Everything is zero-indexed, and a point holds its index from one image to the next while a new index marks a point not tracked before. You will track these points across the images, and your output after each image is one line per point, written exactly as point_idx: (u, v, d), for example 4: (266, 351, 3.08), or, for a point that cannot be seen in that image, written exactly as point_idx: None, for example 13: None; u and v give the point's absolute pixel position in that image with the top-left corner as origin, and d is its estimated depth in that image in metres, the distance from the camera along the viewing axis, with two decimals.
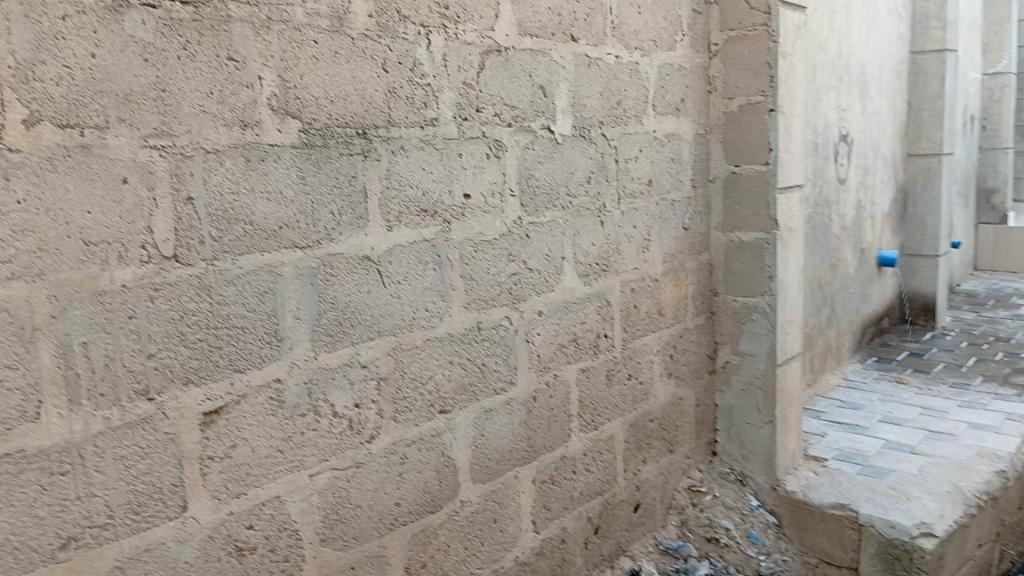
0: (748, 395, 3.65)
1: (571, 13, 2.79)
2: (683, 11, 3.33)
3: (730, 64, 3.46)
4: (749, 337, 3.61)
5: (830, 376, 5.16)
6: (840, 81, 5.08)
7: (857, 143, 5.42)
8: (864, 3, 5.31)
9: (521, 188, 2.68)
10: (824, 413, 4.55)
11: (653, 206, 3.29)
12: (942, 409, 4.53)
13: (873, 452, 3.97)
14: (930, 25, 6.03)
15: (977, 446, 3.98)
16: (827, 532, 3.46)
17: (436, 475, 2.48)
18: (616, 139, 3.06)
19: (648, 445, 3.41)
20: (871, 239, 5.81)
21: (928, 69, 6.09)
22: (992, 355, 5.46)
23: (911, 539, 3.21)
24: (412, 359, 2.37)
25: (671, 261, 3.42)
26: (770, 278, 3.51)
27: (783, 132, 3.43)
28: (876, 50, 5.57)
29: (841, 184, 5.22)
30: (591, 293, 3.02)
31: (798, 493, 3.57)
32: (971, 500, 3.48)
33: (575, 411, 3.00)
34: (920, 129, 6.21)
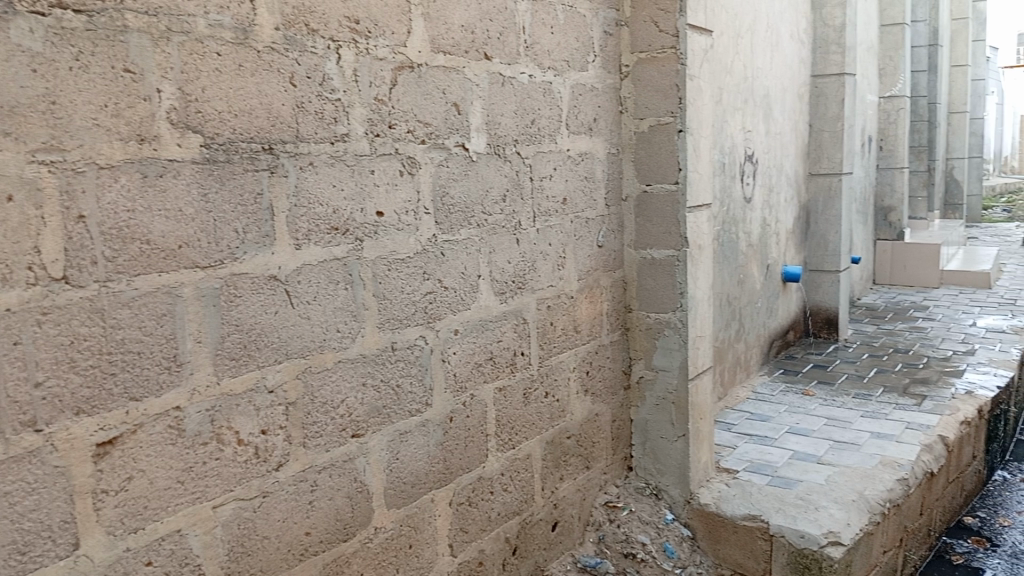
0: (661, 409, 3.70)
1: (484, 32, 2.79)
2: (595, 32, 3.38)
3: (641, 86, 3.52)
4: (662, 353, 3.66)
5: (740, 390, 5.30)
6: (745, 103, 5.26)
7: (762, 163, 5.62)
8: (767, 27, 5.52)
9: (435, 205, 2.65)
10: (734, 425, 4.66)
11: (567, 223, 3.31)
12: (846, 419, 4.71)
13: (782, 462, 4.08)
14: (828, 51, 6.33)
15: (879, 454, 4.16)
16: (740, 543, 3.53)
17: (349, 501, 2.41)
18: (531, 156, 3.06)
19: (565, 462, 3.41)
20: (776, 255, 6.02)
21: (827, 93, 6.38)
22: (892, 366, 5.73)
23: (820, 548, 3.32)
24: (323, 382, 2.30)
25: (585, 279, 3.45)
26: (682, 294, 3.58)
27: (692, 153, 3.52)
28: (778, 74, 5.80)
29: (747, 202, 5.40)
30: (508, 311, 3.01)
31: (711, 505, 3.63)
32: (875, 508, 3.61)
33: (492, 431, 2.98)
34: (820, 150, 6.49)
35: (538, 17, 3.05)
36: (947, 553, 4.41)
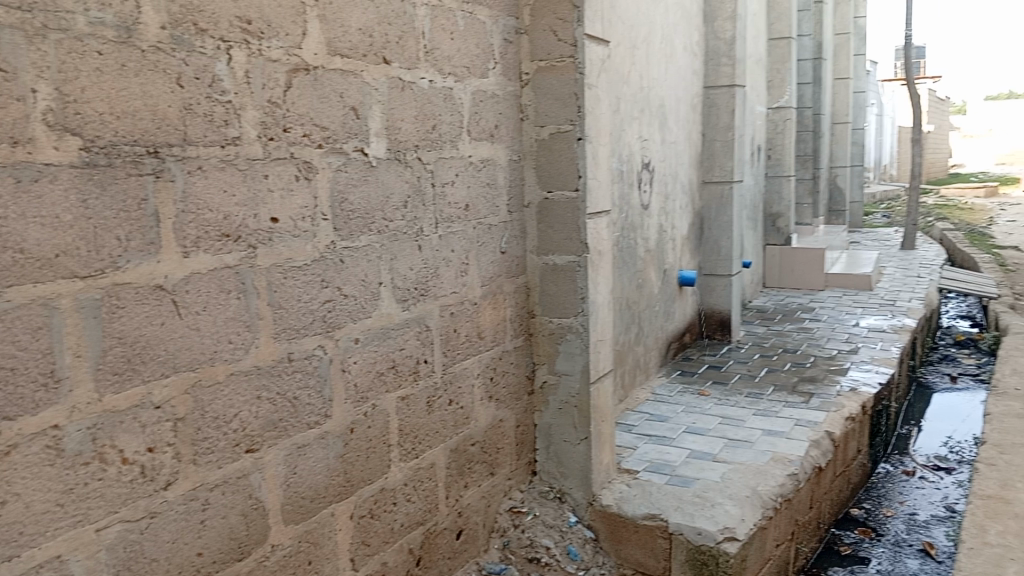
0: (564, 413, 3.74)
1: (382, 35, 2.76)
2: (494, 39, 3.39)
3: (541, 93, 3.56)
4: (565, 357, 3.70)
5: (640, 391, 5.42)
6: (641, 112, 5.39)
7: (658, 171, 5.77)
8: (661, 39, 5.69)
9: (333, 211, 2.59)
10: (635, 427, 4.76)
11: (470, 229, 3.30)
12: (739, 418, 4.89)
13: (680, 461, 4.20)
14: (720, 63, 6.57)
15: (770, 451, 4.33)
16: (640, 543, 3.60)
17: (243, 519, 2.33)
18: (432, 162, 3.04)
19: (469, 469, 3.39)
20: (673, 260, 6.20)
21: (719, 103, 6.61)
22: (782, 366, 5.98)
23: (716, 544, 3.43)
24: (214, 396, 2.21)
25: (488, 285, 3.45)
26: (583, 300, 3.63)
27: (591, 160, 3.58)
28: (673, 84, 5.97)
29: (644, 209, 5.54)
30: (409, 318, 2.98)
31: (613, 507, 3.70)
32: (768, 503, 3.76)
33: (395, 441, 2.94)
34: (713, 158, 6.72)
35: (438, 23, 3.04)
36: (835, 544, 4.63)
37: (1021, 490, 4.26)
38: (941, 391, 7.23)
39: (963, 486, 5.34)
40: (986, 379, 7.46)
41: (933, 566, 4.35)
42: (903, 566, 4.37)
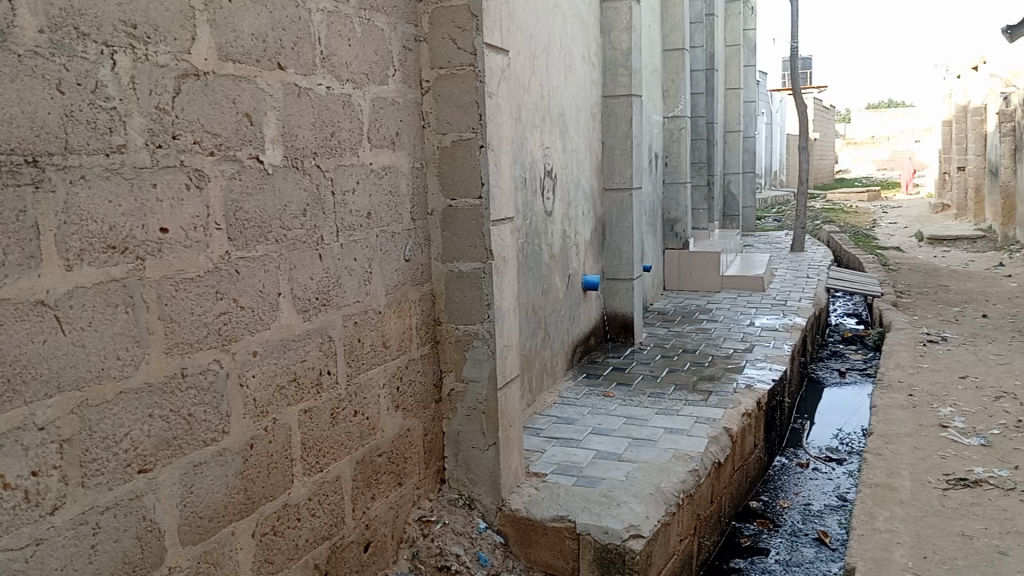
0: (472, 420, 3.74)
1: (276, 41, 2.71)
2: (393, 47, 3.38)
3: (442, 101, 3.56)
4: (472, 364, 3.70)
5: (547, 395, 5.49)
6: (542, 120, 5.47)
7: (560, 177, 5.86)
8: (560, 49, 5.79)
9: (227, 221, 2.52)
10: (542, 430, 4.81)
11: (373, 237, 3.27)
12: (643, 417, 5.01)
13: (587, 463, 4.27)
14: (617, 73, 6.74)
15: (673, 448, 4.46)
16: (549, 545, 3.64)
17: (138, 543, 2.23)
18: (331, 169, 3.00)
19: (376, 481, 3.36)
20: (576, 265, 6.30)
21: (617, 112, 6.78)
22: (682, 366, 6.17)
23: (622, 542, 3.50)
24: (103, 416, 2.12)
25: (393, 293, 3.42)
26: (488, 306, 3.65)
27: (493, 167, 3.60)
28: (572, 93, 6.08)
29: (547, 215, 5.61)
30: (311, 329, 2.92)
31: (522, 510, 3.72)
32: (670, 499, 3.87)
33: (297, 455, 2.87)
34: (613, 165, 6.88)
35: (334, 29, 3.00)
36: (737, 536, 4.80)
37: (904, 476, 4.53)
38: (832, 385, 7.61)
39: (853, 476, 5.63)
40: (872, 373, 7.89)
41: (827, 553, 4.56)
42: (799, 555, 4.57)
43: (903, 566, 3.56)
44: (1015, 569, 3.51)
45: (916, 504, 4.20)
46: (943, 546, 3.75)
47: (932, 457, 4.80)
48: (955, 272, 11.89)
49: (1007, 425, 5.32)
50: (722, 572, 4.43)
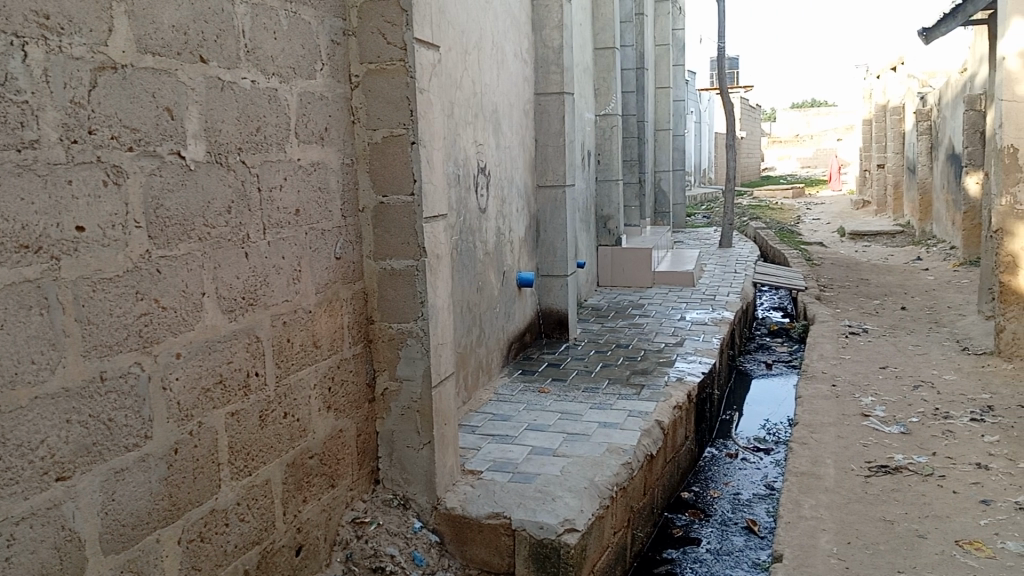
0: (406, 419, 3.70)
1: (198, 33, 2.62)
2: (321, 40, 3.32)
3: (372, 96, 3.51)
4: (406, 362, 3.66)
5: (482, 392, 5.48)
6: (474, 117, 5.45)
7: (493, 174, 5.86)
8: (492, 45, 5.78)
9: (148, 218, 2.43)
10: (478, 427, 4.80)
11: (302, 235, 3.20)
12: (577, 412, 5.05)
13: (522, 459, 4.27)
14: (549, 70, 6.77)
15: (606, 442, 4.51)
16: (485, 542, 3.64)
17: (56, 554, 2.14)
18: (257, 165, 2.92)
19: (308, 483, 3.30)
20: (510, 262, 6.30)
21: (550, 109, 6.81)
22: (615, 360, 6.24)
23: (557, 537, 3.52)
24: (15, 423, 2.03)
25: (323, 292, 3.36)
26: (422, 303, 3.61)
27: (425, 164, 3.57)
28: (505, 90, 6.08)
29: (481, 213, 5.60)
30: (237, 330, 2.84)
31: (457, 508, 3.70)
32: (604, 493, 3.91)
33: (225, 459, 2.80)
34: (546, 162, 6.91)
35: (259, 22, 2.93)
36: (669, 527, 4.88)
37: (829, 464, 4.68)
38: (759, 377, 7.82)
39: (780, 464, 5.80)
40: (797, 364, 8.13)
41: (756, 540, 4.68)
42: (730, 543, 4.67)
43: (828, 552, 3.67)
44: (933, 551, 3.67)
45: (840, 491, 4.34)
46: (865, 531, 3.88)
47: (854, 445, 4.97)
48: (875, 266, 12.35)
49: (925, 413, 5.55)
50: (655, 562, 4.50)
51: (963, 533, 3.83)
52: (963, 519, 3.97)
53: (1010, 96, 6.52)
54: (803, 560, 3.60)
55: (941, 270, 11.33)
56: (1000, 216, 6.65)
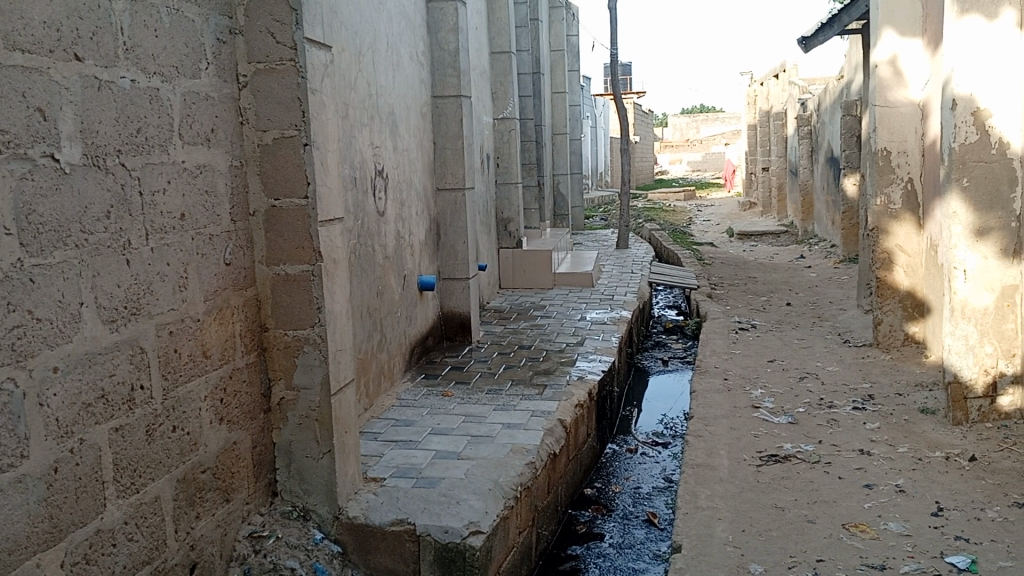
0: (304, 428, 3.60)
1: (72, 30, 2.48)
2: (206, 39, 3.20)
3: (261, 97, 3.41)
4: (303, 370, 3.55)
5: (384, 398, 5.41)
6: (370, 119, 5.38)
7: (392, 177, 5.79)
8: (386, 47, 5.72)
9: (19, 225, 2.29)
10: (380, 434, 4.73)
11: (188, 240, 3.07)
12: (481, 414, 5.05)
13: (426, 464, 4.23)
14: (445, 73, 6.76)
15: (509, 443, 4.53)
16: (389, 549, 3.57)
17: None
18: (138, 168, 2.79)
19: (200, 499, 3.18)
20: (411, 266, 6.25)
21: (447, 112, 6.80)
22: (518, 362, 6.28)
23: (462, 540, 3.50)
24: None
25: (213, 300, 3.23)
26: (318, 309, 3.51)
27: (318, 166, 3.48)
28: (401, 92, 6.03)
29: (379, 216, 5.53)
30: (120, 341, 2.70)
31: (359, 517, 3.62)
32: (509, 494, 3.92)
33: (110, 477, 2.66)
34: (445, 165, 6.88)
35: (139, 19, 2.80)
36: (573, 524, 4.94)
37: (723, 455, 4.85)
38: (656, 373, 8.03)
39: (677, 457, 5.97)
40: (691, 360, 8.40)
41: (656, 533, 4.80)
42: (631, 537, 4.77)
43: (724, 540, 3.81)
44: (821, 535, 3.85)
45: (734, 480, 4.50)
46: (759, 519, 4.04)
47: (746, 436, 5.17)
48: (762, 265, 12.90)
49: (810, 403, 5.83)
50: (559, 560, 4.55)
51: (849, 516, 4.04)
52: (849, 503, 4.19)
53: (883, 103, 6.96)
54: (701, 550, 3.72)
55: (823, 267, 11.95)
56: (876, 215, 7.10)
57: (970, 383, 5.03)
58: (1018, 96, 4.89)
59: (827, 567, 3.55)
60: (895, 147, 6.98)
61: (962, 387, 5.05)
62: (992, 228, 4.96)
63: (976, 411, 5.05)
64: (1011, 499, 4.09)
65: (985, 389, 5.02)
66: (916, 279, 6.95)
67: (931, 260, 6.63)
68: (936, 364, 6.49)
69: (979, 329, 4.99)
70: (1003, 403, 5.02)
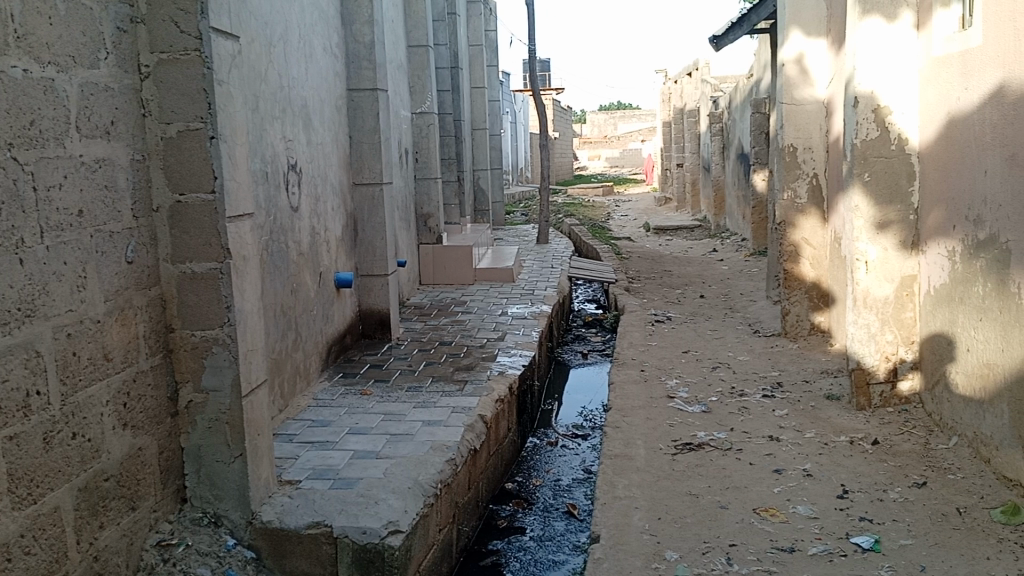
0: (214, 432, 3.48)
1: None
2: (105, 28, 3.06)
3: (164, 88, 3.27)
4: (211, 372, 3.43)
5: (301, 398, 5.29)
6: (283, 111, 5.24)
7: (306, 172, 5.66)
8: (299, 38, 5.58)
9: None
10: (295, 435, 4.62)
11: (86, 238, 2.93)
12: (400, 412, 5.00)
13: (343, 464, 4.16)
14: (361, 66, 6.65)
15: (429, 440, 4.50)
16: (305, 553, 3.49)
17: None
18: (32, 163, 2.65)
19: (104, 507, 3.04)
20: (327, 263, 6.12)
21: (362, 105, 6.69)
22: (438, 358, 6.24)
23: (381, 540, 3.45)
24: None
25: (114, 299, 3.10)
26: (228, 308, 3.38)
27: (226, 160, 3.35)
28: (315, 84, 5.90)
29: (293, 212, 5.39)
30: (13, 344, 2.57)
31: (274, 522, 3.52)
32: (428, 491, 3.89)
33: (4, 488, 2.52)
34: (361, 160, 6.77)
35: (31, 5, 2.65)
36: (494, 519, 4.94)
37: (640, 445, 4.94)
38: (576, 366, 8.12)
39: (596, 449, 6.05)
40: (610, 353, 8.53)
41: (576, 524, 4.85)
42: (552, 529, 4.81)
43: (641, 529, 3.88)
44: (734, 520, 3.96)
45: (651, 470, 4.59)
46: (674, 506, 4.13)
47: (662, 426, 5.28)
48: (677, 258, 13.20)
49: (723, 393, 6.00)
50: (481, 555, 4.54)
51: (760, 501, 4.17)
52: (760, 488, 4.33)
53: (789, 101, 7.21)
54: (619, 539, 3.78)
55: (734, 261, 12.32)
56: (783, 210, 7.35)
57: (872, 369, 5.27)
58: (914, 94, 5.09)
59: (739, 552, 3.65)
60: (801, 144, 7.24)
61: (865, 374, 5.29)
62: (891, 222, 5.20)
63: (878, 397, 5.29)
64: (911, 480, 4.30)
65: (886, 375, 5.26)
66: (821, 271, 7.23)
67: (835, 252, 6.91)
68: (840, 352, 6.77)
69: (880, 319, 5.23)
70: (903, 388, 5.27)
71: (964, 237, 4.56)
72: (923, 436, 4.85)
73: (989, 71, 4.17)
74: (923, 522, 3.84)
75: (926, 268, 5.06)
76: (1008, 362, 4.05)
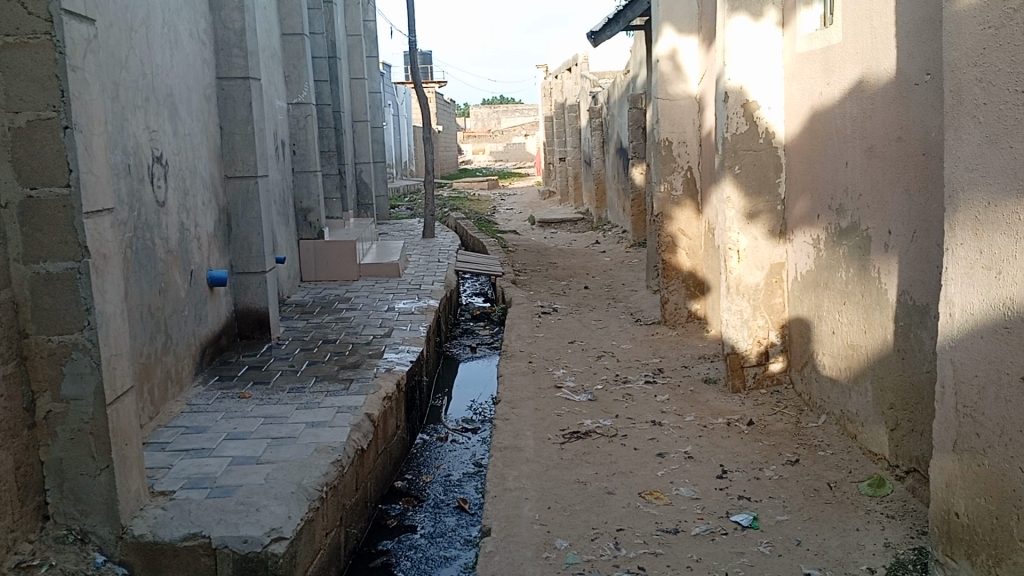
0: (76, 443, 3.23)
1: None
2: None
3: (11, 74, 3.02)
4: (71, 379, 3.18)
5: (173, 404, 5.02)
6: (146, 100, 4.95)
7: (172, 164, 5.37)
8: (163, 22, 5.28)
9: None
10: (168, 443, 4.37)
11: None
12: (282, 415, 4.82)
13: (221, 472, 3.97)
14: (231, 54, 6.36)
15: (314, 442, 4.35)
16: (182, 566, 3.31)
17: None
18: None
19: None
20: (199, 260, 5.84)
21: (234, 96, 6.40)
22: (322, 357, 6.07)
23: (264, 548, 3.30)
24: None
25: None
26: (87, 311, 3.14)
27: (82, 152, 3.10)
28: (181, 72, 5.60)
29: (160, 206, 5.11)
30: None
31: (147, 535, 3.31)
32: (313, 495, 3.77)
33: None
34: (234, 152, 6.48)
35: None
36: (384, 518, 4.86)
37: (528, 437, 4.96)
38: (465, 360, 8.10)
39: (486, 442, 6.05)
40: (498, 345, 8.55)
41: (467, 518, 4.82)
42: (443, 525, 4.77)
43: (531, 519, 3.89)
44: (620, 505, 4.05)
45: (540, 460, 4.62)
46: (563, 494, 4.18)
47: (550, 416, 5.33)
48: (561, 251, 13.39)
49: (608, 381, 6.12)
50: (371, 556, 4.45)
51: (644, 485, 4.28)
52: (644, 472, 4.44)
53: (663, 95, 7.42)
54: (510, 531, 3.78)
55: (616, 252, 12.62)
56: (661, 202, 7.56)
57: (746, 353, 5.50)
58: (781, 89, 5.33)
59: (626, 536, 3.73)
60: (676, 138, 7.47)
61: (739, 358, 5.51)
62: (761, 212, 5.44)
63: (752, 379, 5.52)
64: (784, 458, 4.52)
65: (759, 358, 5.50)
66: (697, 261, 7.49)
67: (709, 242, 7.17)
68: (715, 338, 7.04)
69: (751, 305, 5.46)
70: (774, 369, 5.52)
71: (828, 225, 4.82)
72: (794, 416, 5.10)
73: (848, 66, 4.40)
74: (796, 497, 4.03)
75: (793, 256, 5.33)
76: (870, 342, 4.30)
